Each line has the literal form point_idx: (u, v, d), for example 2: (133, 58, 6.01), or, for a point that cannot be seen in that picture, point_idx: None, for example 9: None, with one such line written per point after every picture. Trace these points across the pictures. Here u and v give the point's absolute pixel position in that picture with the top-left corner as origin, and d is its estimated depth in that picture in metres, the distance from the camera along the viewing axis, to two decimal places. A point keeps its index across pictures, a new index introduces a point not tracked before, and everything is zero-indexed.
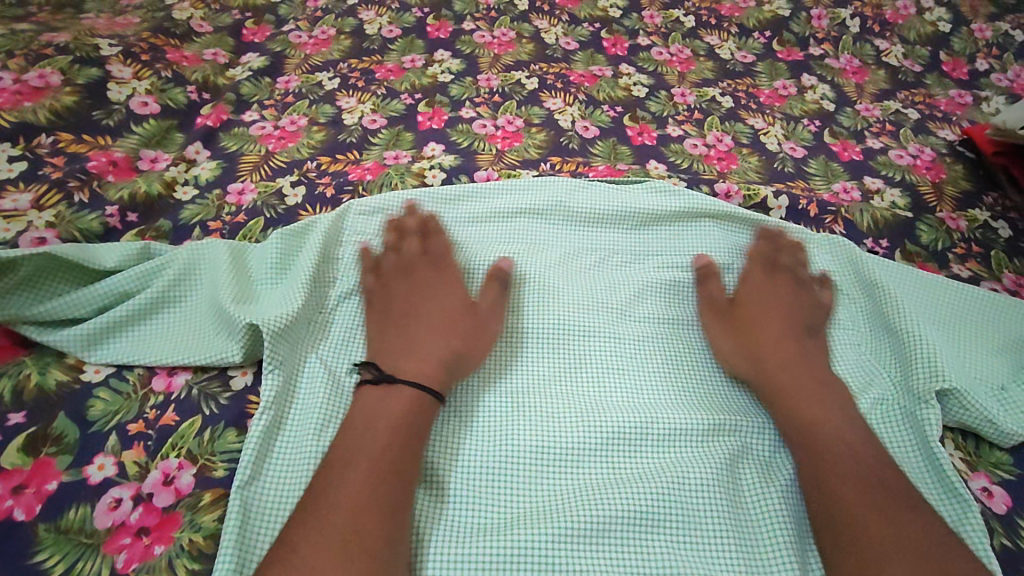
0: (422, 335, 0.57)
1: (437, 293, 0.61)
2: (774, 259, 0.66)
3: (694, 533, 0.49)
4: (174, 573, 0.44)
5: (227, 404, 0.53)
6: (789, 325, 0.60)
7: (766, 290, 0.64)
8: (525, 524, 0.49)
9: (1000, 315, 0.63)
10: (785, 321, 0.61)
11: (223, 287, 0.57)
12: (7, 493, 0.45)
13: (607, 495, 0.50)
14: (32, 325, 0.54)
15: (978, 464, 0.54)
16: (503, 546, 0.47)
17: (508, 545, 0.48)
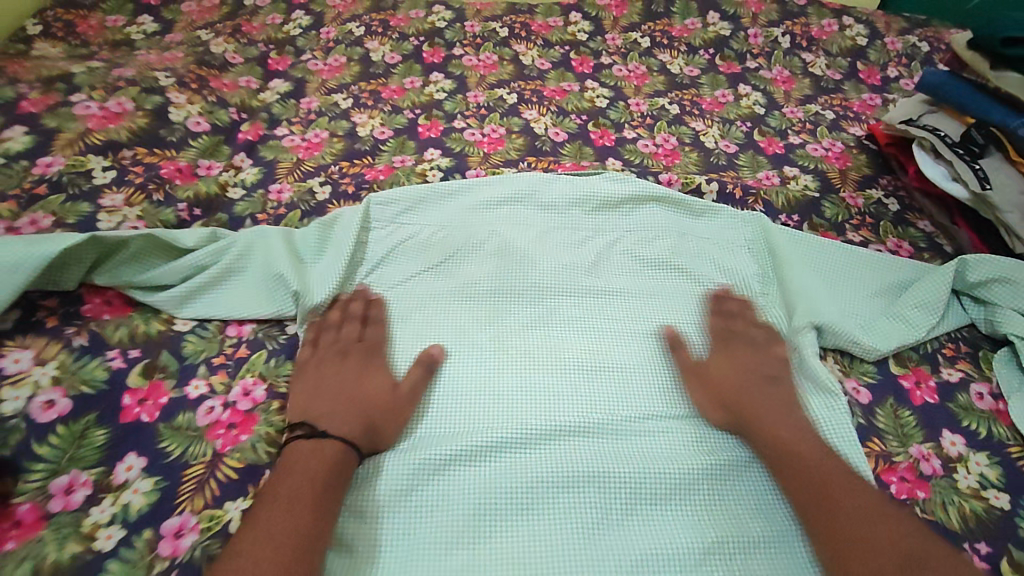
0: (350, 404, 0.64)
1: (364, 371, 0.68)
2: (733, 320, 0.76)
3: (631, 428, 0.67)
4: (257, 452, 0.61)
5: (284, 343, 0.71)
6: (754, 382, 0.69)
7: (725, 359, 0.72)
8: (508, 418, 0.66)
9: (875, 265, 0.82)
10: (745, 382, 0.69)
11: (279, 260, 0.75)
12: (134, 403, 0.63)
13: (569, 402, 0.68)
14: (137, 290, 0.71)
15: (850, 373, 0.73)
16: (491, 433, 0.65)
17: (495, 431, 0.65)
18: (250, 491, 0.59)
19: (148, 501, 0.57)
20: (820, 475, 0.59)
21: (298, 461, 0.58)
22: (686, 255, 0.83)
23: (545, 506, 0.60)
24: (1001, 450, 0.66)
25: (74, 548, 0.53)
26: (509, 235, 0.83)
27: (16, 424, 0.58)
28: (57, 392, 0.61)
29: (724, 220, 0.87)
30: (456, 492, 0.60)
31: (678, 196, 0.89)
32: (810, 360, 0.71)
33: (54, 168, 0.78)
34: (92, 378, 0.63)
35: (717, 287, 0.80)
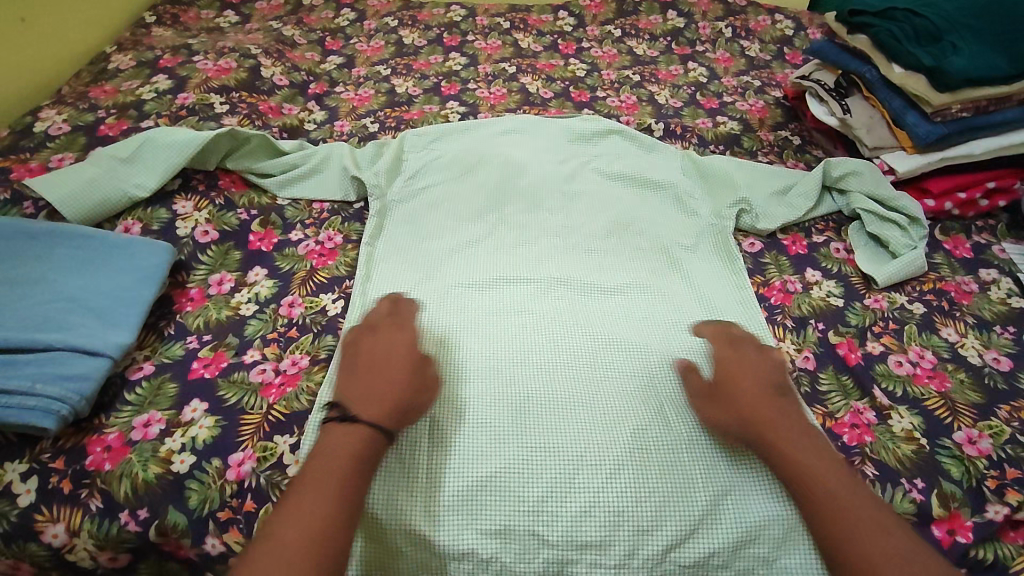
0: (368, 386, 0.69)
1: (359, 356, 0.73)
2: (734, 338, 0.80)
3: (575, 280, 0.93)
4: (340, 270, 0.92)
5: (353, 213, 1.02)
6: (767, 397, 0.71)
7: (743, 367, 0.75)
8: (486, 267, 0.94)
9: (779, 174, 1.12)
10: (760, 397, 0.71)
11: (347, 161, 1.05)
12: (256, 239, 0.94)
13: (530, 260, 0.96)
14: (253, 175, 1.02)
15: (751, 237, 1.04)
16: (473, 274, 0.93)
17: (477, 274, 0.93)
18: (334, 289, 0.89)
19: (271, 291, 0.87)
20: (811, 468, 0.64)
21: (330, 444, 0.63)
22: (641, 169, 1.13)
23: (529, 310, 0.88)
24: (845, 278, 0.96)
25: (228, 311, 0.84)
26: (510, 153, 1.13)
27: (187, 241, 0.89)
28: (209, 227, 0.92)
29: (670, 151, 1.17)
30: (461, 309, 0.87)
31: (636, 134, 1.19)
32: (727, 240, 1.01)
33: (189, 100, 1.10)
34: (230, 222, 0.94)
35: (663, 194, 1.10)
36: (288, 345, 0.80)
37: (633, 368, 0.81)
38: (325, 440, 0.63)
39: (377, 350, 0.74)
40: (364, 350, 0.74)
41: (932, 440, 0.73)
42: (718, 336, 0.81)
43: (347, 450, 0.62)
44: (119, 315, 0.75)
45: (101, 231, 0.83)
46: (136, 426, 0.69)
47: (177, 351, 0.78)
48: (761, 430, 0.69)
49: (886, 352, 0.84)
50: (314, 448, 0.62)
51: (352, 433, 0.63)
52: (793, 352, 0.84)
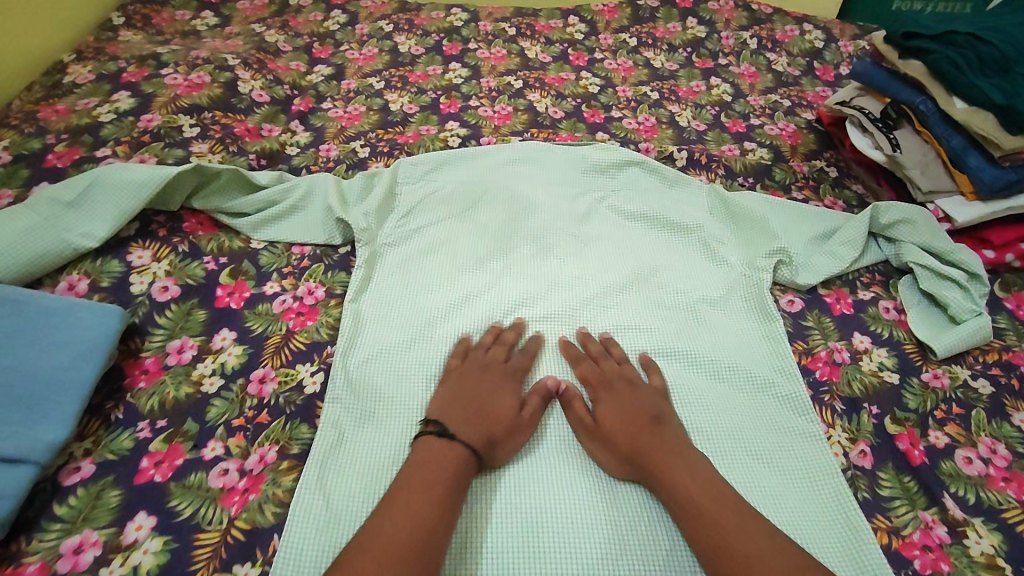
0: (477, 418, 0.67)
1: (481, 391, 0.70)
2: (601, 364, 0.76)
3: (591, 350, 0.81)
4: (320, 333, 0.80)
5: (337, 259, 0.90)
6: (637, 423, 0.68)
7: (612, 400, 0.71)
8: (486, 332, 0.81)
9: (818, 216, 1.00)
10: (619, 420, 0.69)
11: (332, 199, 0.92)
12: (224, 294, 0.81)
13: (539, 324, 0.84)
14: (223, 215, 0.89)
15: (789, 292, 0.92)
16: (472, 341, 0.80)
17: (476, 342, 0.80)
18: (314, 358, 0.77)
19: (238, 361, 0.75)
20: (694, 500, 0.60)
21: (424, 464, 0.61)
22: (663, 209, 1.01)
23: (539, 389, 0.75)
24: (898, 346, 0.84)
25: (187, 388, 0.72)
26: (516, 188, 1.01)
27: (142, 300, 0.77)
28: (169, 281, 0.80)
29: (693, 186, 1.05)
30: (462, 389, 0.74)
31: (657, 164, 1.06)
32: (764, 298, 0.89)
33: (153, 123, 0.97)
34: (193, 274, 0.82)
35: (687, 239, 0.98)
36: (259, 434, 0.68)
37: None
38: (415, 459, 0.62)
39: (485, 372, 0.73)
40: (467, 370, 0.73)
41: (1018, 569, 0.62)
42: (583, 362, 0.77)
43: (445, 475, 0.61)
44: (51, 405, 0.63)
45: (35, 294, 0.70)
46: (65, 552, 0.57)
47: (124, 444, 0.66)
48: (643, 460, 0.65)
49: (952, 446, 0.73)
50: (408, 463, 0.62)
51: (447, 458, 0.62)
52: (845, 445, 0.74)
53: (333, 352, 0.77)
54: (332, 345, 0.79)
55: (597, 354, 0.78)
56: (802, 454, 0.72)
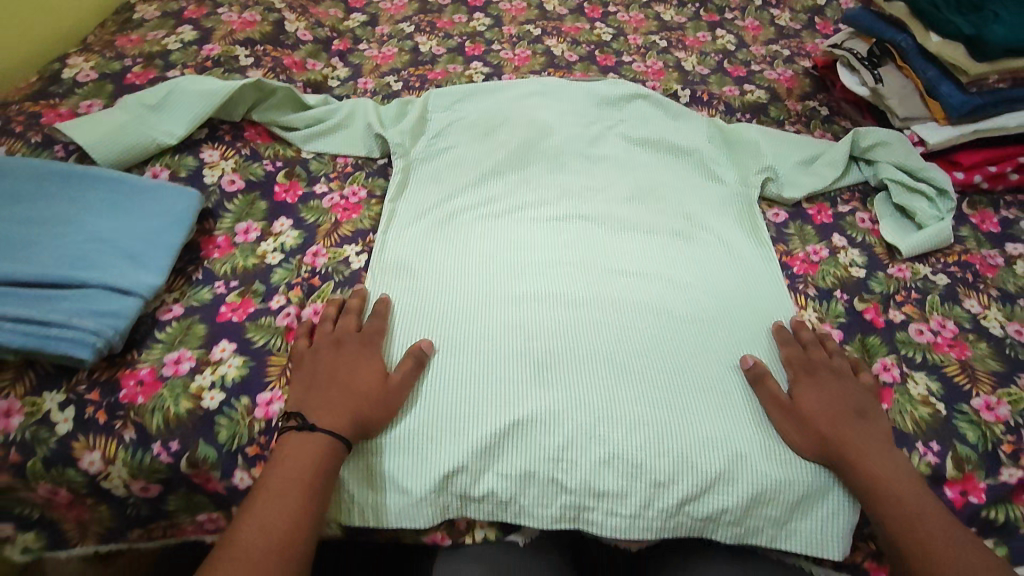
0: (339, 396, 0.67)
1: (331, 368, 0.70)
2: (809, 351, 0.77)
3: (593, 244, 0.93)
4: (364, 223, 0.93)
5: (377, 168, 1.03)
6: (842, 414, 0.70)
7: (816, 389, 0.73)
8: (506, 229, 0.94)
9: (805, 143, 1.10)
10: (823, 413, 0.70)
11: (371, 117, 1.05)
12: (281, 191, 0.94)
13: (551, 223, 0.96)
14: (277, 128, 1.02)
15: (774, 206, 1.04)
16: (494, 236, 0.93)
17: (497, 236, 0.93)
18: (359, 240, 0.90)
19: (295, 241, 0.88)
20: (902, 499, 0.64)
21: (290, 455, 0.62)
22: (667, 133, 1.12)
23: (553, 271, 0.88)
24: (870, 248, 0.95)
25: (254, 259, 0.85)
26: (535, 114, 1.12)
27: (214, 190, 0.90)
28: (235, 176, 0.93)
29: (695, 117, 1.15)
30: (485, 271, 0.87)
31: (662, 99, 1.17)
32: (752, 209, 1.00)
33: (215, 52, 1.11)
34: (255, 172, 0.95)
35: (688, 158, 1.08)
36: (313, 293, 0.82)
37: (650, 327, 0.82)
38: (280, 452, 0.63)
39: (338, 350, 0.72)
40: (321, 351, 0.72)
41: (949, 404, 0.75)
42: (790, 348, 0.78)
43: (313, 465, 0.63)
44: (149, 256, 0.77)
45: (131, 176, 0.84)
46: (167, 362, 0.71)
47: (205, 295, 0.79)
48: (847, 450, 0.67)
49: (907, 321, 0.84)
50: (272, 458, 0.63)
51: (311, 444, 0.63)
52: (813, 323, 0.84)
53: (374, 238, 0.90)
54: (372, 233, 0.91)
55: (808, 342, 0.79)
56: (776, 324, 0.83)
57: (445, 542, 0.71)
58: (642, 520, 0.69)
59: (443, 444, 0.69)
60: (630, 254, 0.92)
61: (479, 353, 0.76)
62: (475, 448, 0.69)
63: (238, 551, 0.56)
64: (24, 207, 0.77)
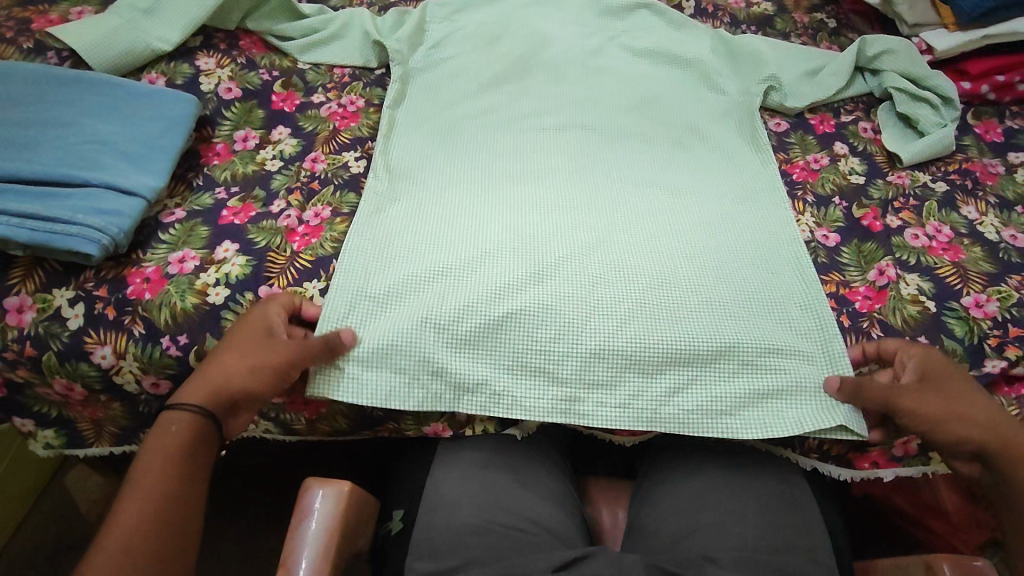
0: (207, 375, 0.65)
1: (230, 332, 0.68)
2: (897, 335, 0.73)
3: (591, 152, 0.93)
4: (362, 131, 0.92)
5: (374, 78, 1.01)
6: (974, 396, 0.67)
7: (939, 369, 0.68)
8: (504, 138, 0.93)
9: (811, 54, 1.08)
10: (947, 399, 0.66)
11: (368, 25, 1.02)
12: (278, 101, 0.93)
13: (550, 133, 0.95)
14: (273, 37, 1.00)
15: (777, 116, 1.02)
16: (491, 145, 0.92)
17: (495, 145, 0.92)
18: (358, 147, 0.89)
19: (294, 149, 0.88)
20: None
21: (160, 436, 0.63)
22: (669, 45, 1.09)
23: (550, 178, 0.88)
24: (870, 158, 0.95)
25: (254, 166, 0.85)
26: (535, 26, 1.10)
27: (211, 97, 0.90)
28: (232, 84, 0.92)
29: (699, 30, 1.12)
30: (484, 179, 0.87)
31: (667, 8, 1.13)
32: (754, 117, 0.98)
33: None
34: (252, 81, 0.94)
35: (691, 71, 1.06)
36: (311, 198, 0.82)
37: (638, 229, 0.83)
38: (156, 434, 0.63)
39: (234, 324, 0.68)
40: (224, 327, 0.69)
41: (940, 303, 0.76)
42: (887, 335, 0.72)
43: (142, 505, 0.58)
44: (151, 160, 0.77)
45: (127, 82, 0.83)
46: (172, 262, 0.73)
47: (206, 201, 0.80)
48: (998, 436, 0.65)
49: (903, 226, 0.84)
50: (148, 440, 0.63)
51: (177, 424, 0.63)
52: (811, 226, 0.85)
53: (372, 145, 0.90)
54: (370, 140, 0.91)
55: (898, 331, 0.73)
56: (773, 228, 0.83)
57: (446, 434, 0.73)
58: (634, 408, 0.70)
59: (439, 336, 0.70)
60: (629, 163, 0.92)
61: (470, 253, 0.77)
62: (469, 339, 0.71)
63: (107, 538, 0.56)
64: (22, 110, 0.77)
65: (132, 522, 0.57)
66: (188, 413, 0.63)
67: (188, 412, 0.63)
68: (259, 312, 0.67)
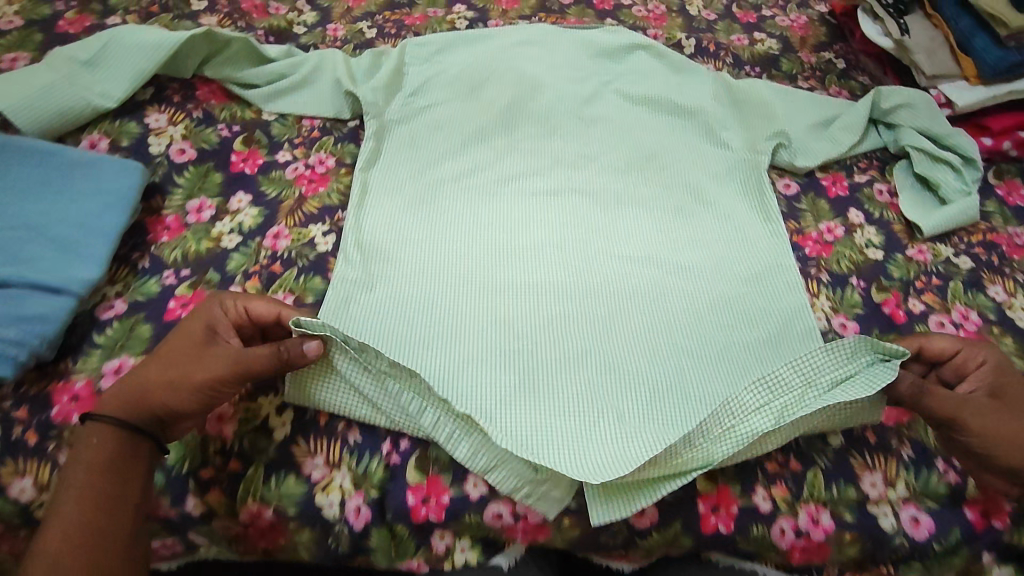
0: (133, 387, 0.58)
1: (164, 340, 0.61)
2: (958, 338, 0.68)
3: (587, 222, 0.84)
4: (331, 198, 0.83)
5: (347, 132, 0.91)
6: None
7: (1002, 381, 0.64)
8: (490, 205, 0.84)
9: (820, 102, 1.00)
10: (1016, 417, 0.61)
11: (339, 71, 0.92)
12: (238, 161, 0.84)
13: (540, 200, 0.86)
14: (234, 85, 0.91)
15: (786, 175, 0.94)
16: (474, 217, 0.83)
17: (479, 216, 0.83)
18: (326, 219, 0.80)
19: (255, 221, 0.79)
20: None
21: (86, 450, 0.57)
22: (668, 92, 1.00)
23: (542, 255, 0.80)
24: (887, 225, 0.87)
25: (208, 243, 0.76)
26: (525, 69, 1.00)
27: (161, 162, 0.80)
28: (186, 144, 0.83)
29: (701, 74, 1.03)
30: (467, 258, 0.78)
31: (665, 50, 1.04)
32: (761, 177, 0.90)
33: None
34: (209, 139, 0.84)
35: (695, 121, 0.98)
36: (270, 284, 0.73)
37: (639, 304, 0.76)
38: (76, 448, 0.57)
39: (177, 331, 0.61)
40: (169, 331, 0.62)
41: None
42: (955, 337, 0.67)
43: (59, 552, 0.52)
44: (85, 247, 0.67)
45: (62, 147, 0.73)
46: (105, 373, 0.64)
47: (151, 288, 0.71)
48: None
49: (927, 312, 0.77)
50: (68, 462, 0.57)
51: (97, 439, 0.57)
52: (827, 313, 0.77)
53: (343, 216, 0.80)
54: (338, 209, 0.82)
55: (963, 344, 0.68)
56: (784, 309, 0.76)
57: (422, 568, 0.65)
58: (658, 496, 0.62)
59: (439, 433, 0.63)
60: (630, 236, 0.83)
61: (459, 345, 0.70)
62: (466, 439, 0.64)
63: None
64: None
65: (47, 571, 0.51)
66: (105, 426, 0.57)
67: (103, 429, 0.57)
68: (202, 319, 0.62)
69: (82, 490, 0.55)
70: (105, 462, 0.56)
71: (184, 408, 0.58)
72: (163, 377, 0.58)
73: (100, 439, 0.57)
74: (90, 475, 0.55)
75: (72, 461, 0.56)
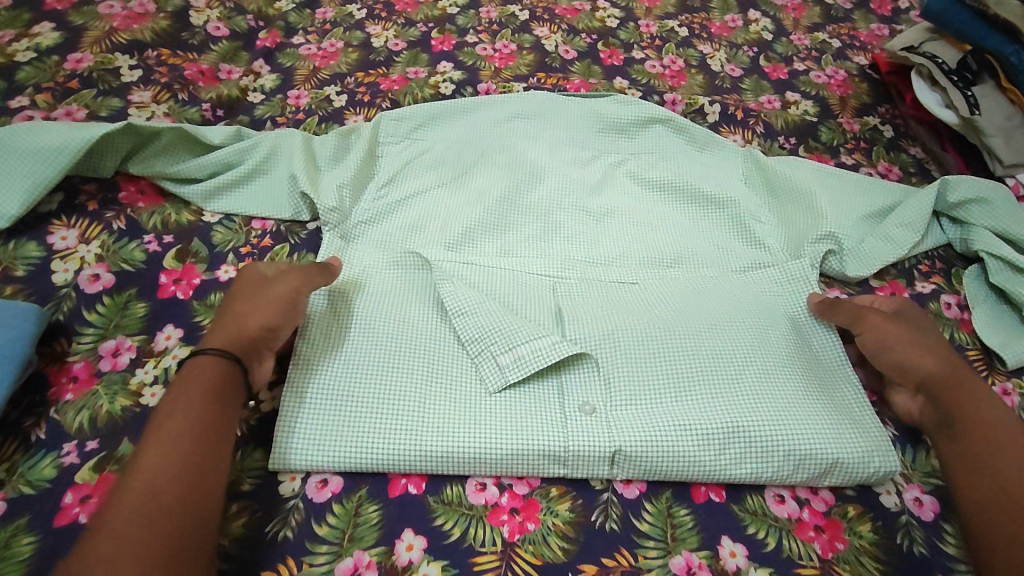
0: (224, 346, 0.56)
1: (223, 323, 0.58)
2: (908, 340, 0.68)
3: None
4: None
5: (306, 238, 0.75)
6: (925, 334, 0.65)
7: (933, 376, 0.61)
8: None
9: (873, 186, 0.84)
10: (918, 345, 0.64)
11: (297, 160, 0.77)
12: (169, 282, 0.68)
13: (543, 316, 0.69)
14: (169, 181, 0.75)
15: (833, 284, 0.78)
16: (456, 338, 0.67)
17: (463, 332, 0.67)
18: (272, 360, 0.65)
19: None
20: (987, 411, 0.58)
21: (175, 415, 0.50)
22: (691, 175, 0.84)
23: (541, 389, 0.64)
24: (961, 351, 0.72)
25: (125, 401, 0.59)
26: (520, 148, 0.85)
27: (68, 293, 0.65)
28: (100, 268, 0.67)
29: (728, 153, 0.87)
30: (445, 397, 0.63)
31: (687, 123, 0.88)
32: (809, 287, 0.73)
33: (85, 64, 0.84)
34: (132, 258, 0.69)
35: (726, 212, 0.81)
36: None
37: None
38: (163, 417, 0.50)
39: (235, 302, 0.60)
40: (222, 318, 0.59)
41: None
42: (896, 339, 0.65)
43: (141, 522, 0.43)
44: None
45: None
46: None
47: (45, 473, 0.54)
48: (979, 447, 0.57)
49: None
50: (150, 438, 0.49)
51: (194, 398, 0.51)
52: (898, 483, 0.61)
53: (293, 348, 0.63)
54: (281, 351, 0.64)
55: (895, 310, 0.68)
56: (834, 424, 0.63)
57: None
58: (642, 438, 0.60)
59: (411, 435, 0.58)
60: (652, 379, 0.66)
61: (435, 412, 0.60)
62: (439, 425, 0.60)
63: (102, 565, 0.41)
64: None
65: (133, 527, 0.43)
66: (207, 376, 0.53)
67: (205, 378, 0.53)
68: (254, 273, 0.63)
69: (172, 457, 0.47)
70: (208, 389, 0.52)
71: (273, 322, 0.59)
72: (242, 334, 0.57)
73: (203, 368, 0.54)
74: (186, 435, 0.49)
75: (145, 451, 0.47)
